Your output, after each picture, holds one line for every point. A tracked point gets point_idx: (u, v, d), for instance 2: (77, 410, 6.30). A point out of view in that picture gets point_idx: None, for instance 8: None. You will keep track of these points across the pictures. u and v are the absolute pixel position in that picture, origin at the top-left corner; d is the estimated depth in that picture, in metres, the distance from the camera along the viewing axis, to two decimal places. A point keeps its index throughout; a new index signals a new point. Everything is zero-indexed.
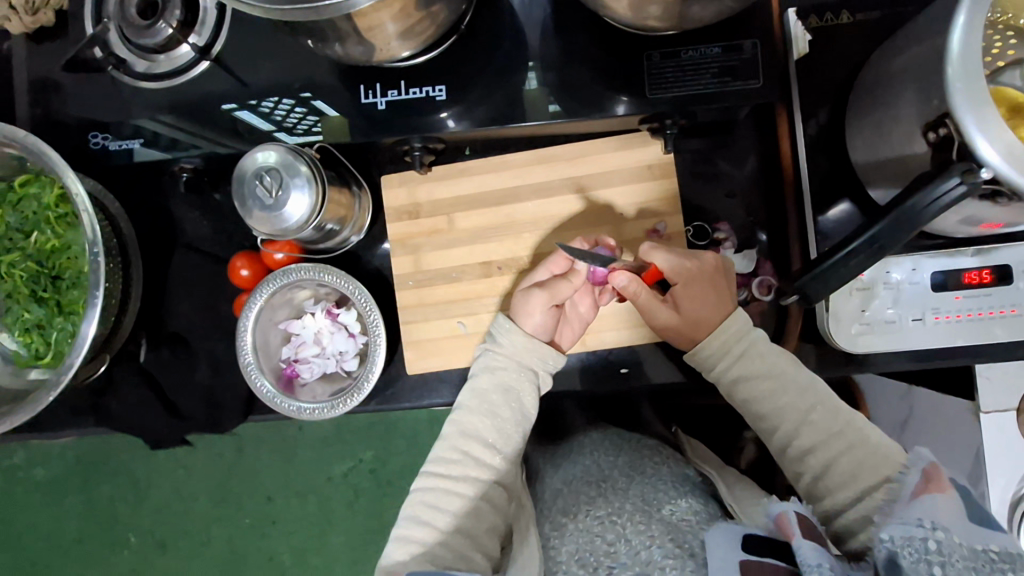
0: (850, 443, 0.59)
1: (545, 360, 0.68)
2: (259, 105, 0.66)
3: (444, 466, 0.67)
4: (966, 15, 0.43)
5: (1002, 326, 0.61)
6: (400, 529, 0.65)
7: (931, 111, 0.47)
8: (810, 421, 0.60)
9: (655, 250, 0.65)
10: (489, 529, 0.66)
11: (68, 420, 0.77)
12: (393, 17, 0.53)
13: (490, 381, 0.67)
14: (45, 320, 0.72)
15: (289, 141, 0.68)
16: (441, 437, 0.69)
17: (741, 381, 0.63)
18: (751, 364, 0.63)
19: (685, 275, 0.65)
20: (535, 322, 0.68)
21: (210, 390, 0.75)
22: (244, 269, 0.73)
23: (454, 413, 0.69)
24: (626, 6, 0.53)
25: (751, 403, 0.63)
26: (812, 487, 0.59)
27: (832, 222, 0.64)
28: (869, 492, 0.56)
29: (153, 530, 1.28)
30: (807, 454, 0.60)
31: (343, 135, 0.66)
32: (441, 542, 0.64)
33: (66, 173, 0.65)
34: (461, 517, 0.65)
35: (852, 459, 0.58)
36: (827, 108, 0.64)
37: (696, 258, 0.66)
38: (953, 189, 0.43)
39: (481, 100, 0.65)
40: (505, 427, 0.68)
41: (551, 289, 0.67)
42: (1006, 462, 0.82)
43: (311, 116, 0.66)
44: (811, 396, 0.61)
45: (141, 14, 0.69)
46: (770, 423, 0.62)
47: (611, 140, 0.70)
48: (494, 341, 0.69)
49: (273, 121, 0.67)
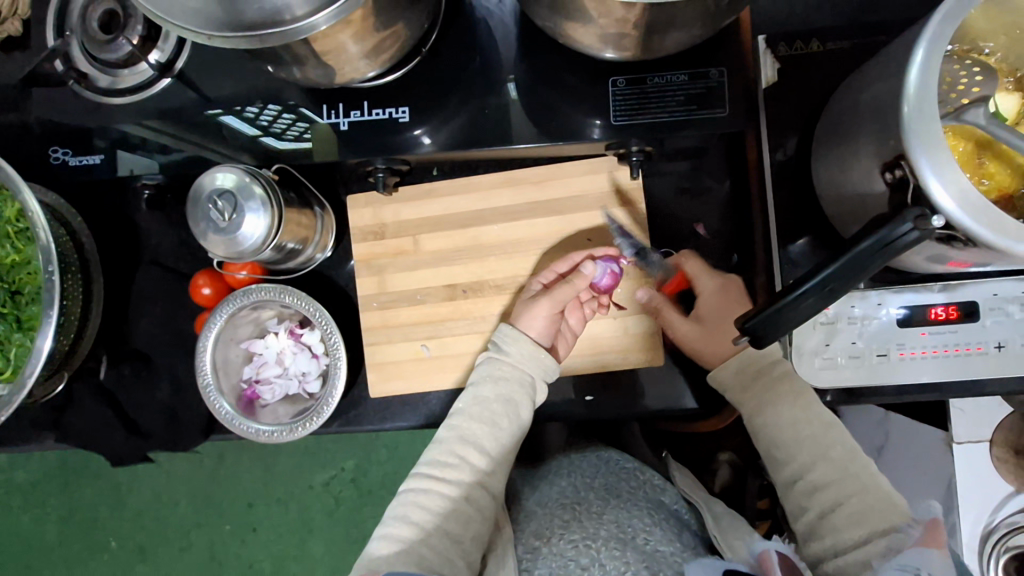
0: (861, 486, 0.58)
1: (547, 370, 0.67)
2: (243, 111, 0.65)
3: (439, 469, 0.65)
4: (923, 54, 0.43)
5: (968, 363, 0.60)
6: (387, 527, 0.64)
7: (888, 151, 0.47)
8: (828, 458, 0.60)
9: (690, 255, 0.70)
10: (476, 537, 0.63)
11: (29, 435, 0.76)
12: (354, 38, 0.51)
13: (492, 391, 0.65)
14: (3, 336, 0.71)
15: (277, 146, 0.66)
16: (437, 441, 0.67)
17: (766, 406, 0.62)
18: (777, 389, 0.62)
19: (712, 287, 0.69)
20: (538, 328, 0.67)
21: (172, 409, 0.74)
22: (206, 287, 0.72)
23: (453, 418, 0.67)
24: (591, 36, 0.51)
25: (770, 430, 0.62)
26: (816, 523, 0.59)
27: (800, 252, 0.62)
28: (873, 538, 0.55)
29: (130, 537, 1.27)
30: (818, 489, 0.59)
31: (331, 146, 0.64)
32: (426, 543, 0.62)
33: (20, 190, 0.64)
34: (448, 520, 0.63)
35: (860, 502, 0.57)
36: (796, 137, 0.63)
37: (725, 275, 0.70)
38: (906, 233, 0.42)
39: (447, 121, 0.64)
40: (501, 434, 0.66)
41: (553, 296, 0.66)
42: (979, 495, 0.81)
43: (301, 122, 0.64)
44: (833, 432, 0.61)
45: (104, 28, 0.69)
46: (786, 453, 0.61)
47: (580, 163, 0.69)
48: (499, 349, 0.68)
49: (259, 126, 0.65)
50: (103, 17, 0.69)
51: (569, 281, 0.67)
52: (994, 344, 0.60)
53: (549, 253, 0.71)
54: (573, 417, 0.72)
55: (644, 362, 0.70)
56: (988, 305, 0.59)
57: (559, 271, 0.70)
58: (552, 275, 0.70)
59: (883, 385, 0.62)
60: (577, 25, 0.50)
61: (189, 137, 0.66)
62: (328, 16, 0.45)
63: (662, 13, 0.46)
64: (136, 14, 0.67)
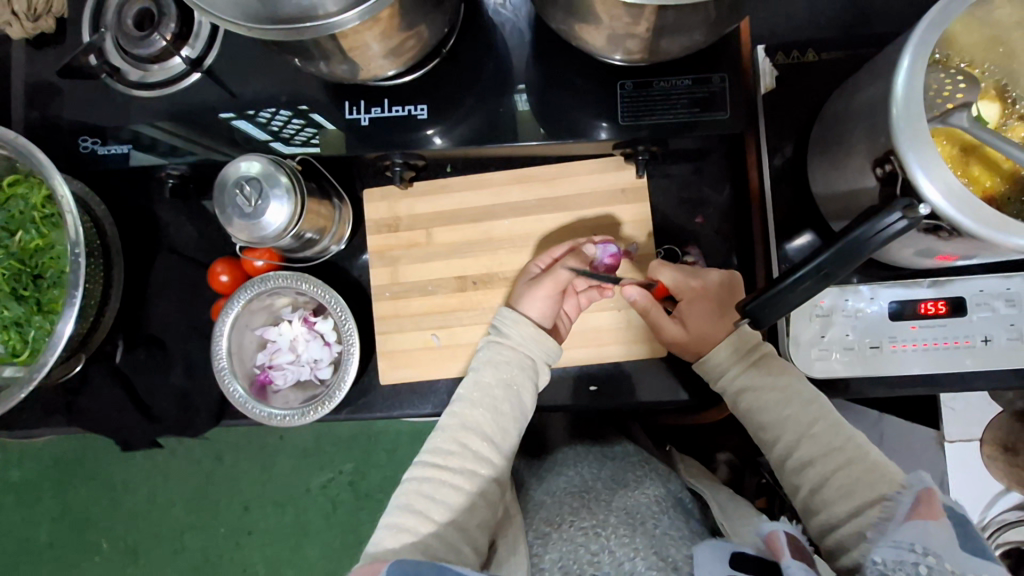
0: (848, 458, 0.58)
1: (548, 354, 0.69)
2: (256, 116, 0.69)
3: (441, 458, 0.66)
4: (908, 60, 0.47)
5: (959, 355, 0.63)
6: (391, 517, 0.64)
7: (879, 147, 0.50)
8: (812, 434, 0.60)
9: (662, 267, 0.69)
10: (481, 524, 0.65)
11: (40, 419, 0.77)
12: (378, 38, 0.54)
13: (494, 376, 0.67)
14: (22, 318, 0.73)
15: (285, 151, 0.70)
16: (440, 429, 0.68)
17: (747, 391, 0.64)
18: (757, 373, 0.64)
19: (690, 292, 0.69)
20: (539, 308, 0.69)
21: (184, 394, 0.76)
22: (224, 274, 0.75)
23: (454, 406, 0.68)
24: (602, 39, 0.55)
25: (754, 413, 0.63)
26: (809, 500, 0.59)
27: (796, 250, 0.66)
28: (865, 509, 0.56)
29: (124, 536, 1.26)
30: (806, 467, 0.59)
31: (337, 149, 0.68)
32: (436, 533, 0.62)
33: (53, 176, 0.67)
34: (458, 510, 0.64)
35: (848, 475, 0.57)
36: (793, 141, 0.67)
37: (702, 275, 0.69)
38: (894, 222, 0.45)
39: (463, 120, 0.67)
40: (503, 422, 0.67)
41: (555, 275, 0.68)
42: (966, 491, 0.84)
43: (309, 127, 0.68)
44: (815, 408, 0.61)
45: (138, 24, 0.72)
46: (772, 434, 0.62)
47: (588, 163, 0.73)
48: (499, 332, 0.70)
49: (270, 131, 0.70)
50: (137, 14, 0.71)
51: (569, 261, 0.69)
52: (981, 339, 0.63)
53: (544, 243, 0.74)
54: (579, 407, 0.74)
55: (647, 353, 0.72)
56: (975, 301, 0.63)
57: (555, 257, 0.71)
58: (548, 259, 0.72)
59: (876, 376, 0.65)
60: (589, 27, 0.53)
61: (198, 141, 0.71)
62: (358, 14, 0.49)
63: (669, 19, 0.50)
64: (168, 12, 0.70)
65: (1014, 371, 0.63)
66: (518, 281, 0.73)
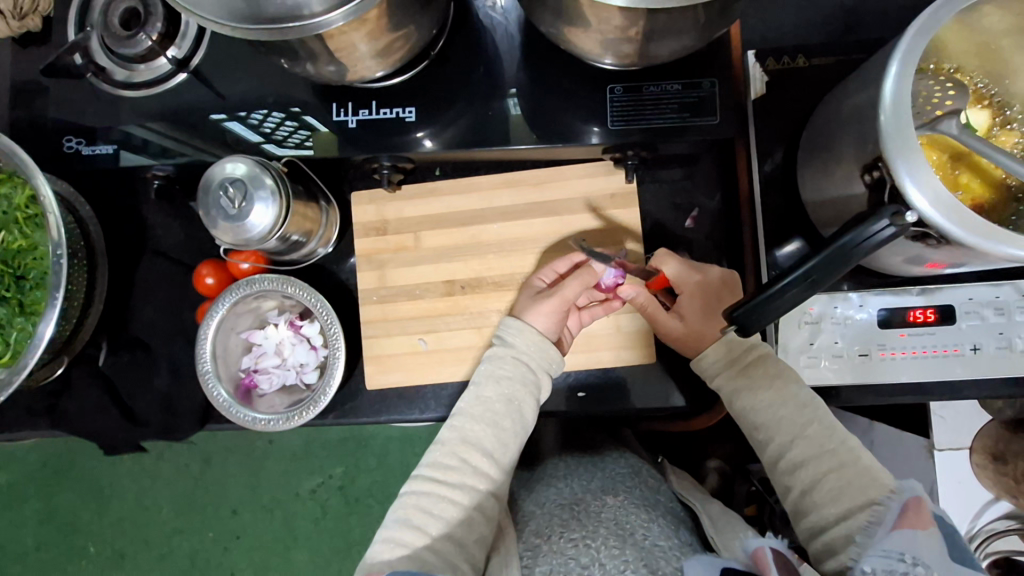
0: (840, 461, 0.57)
1: (550, 366, 0.68)
2: (248, 117, 0.68)
3: (442, 472, 0.65)
4: (897, 66, 0.47)
5: (949, 363, 0.63)
6: (390, 530, 0.63)
7: (867, 154, 0.50)
8: (805, 435, 0.59)
9: (668, 257, 0.68)
10: (480, 540, 0.63)
11: (21, 422, 0.76)
12: (365, 38, 0.53)
13: (495, 391, 0.66)
14: (4, 320, 0.72)
15: (277, 153, 0.69)
16: (440, 442, 0.67)
17: (741, 392, 0.63)
18: (750, 373, 0.63)
19: (692, 285, 0.69)
20: (546, 322, 0.68)
21: (169, 396, 0.75)
22: (210, 277, 0.74)
23: (454, 419, 0.67)
24: (592, 41, 0.54)
25: (749, 413, 0.63)
26: (800, 502, 0.58)
27: (785, 257, 0.66)
28: (853, 512, 0.55)
29: (111, 541, 1.25)
30: (798, 468, 0.59)
31: (330, 151, 0.67)
32: (432, 548, 0.61)
33: (35, 175, 0.66)
34: (455, 524, 0.63)
35: (840, 478, 0.57)
36: (783, 147, 0.67)
37: (704, 270, 0.69)
38: (882, 229, 0.45)
39: (453, 122, 0.67)
40: (505, 436, 0.67)
41: (562, 292, 0.68)
42: (954, 498, 0.84)
43: (302, 130, 0.67)
44: (810, 410, 0.61)
45: (123, 24, 0.71)
46: (766, 435, 0.62)
47: (578, 166, 0.72)
48: (503, 342, 0.69)
49: (262, 132, 0.69)
50: (123, 13, 0.71)
51: (579, 276, 0.69)
52: (970, 347, 0.62)
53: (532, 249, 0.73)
54: (568, 412, 0.73)
55: (637, 359, 0.72)
56: (964, 309, 0.62)
57: (558, 272, 0.71)
58: (551, 274, 0.72)
59: (866, 383, 0.64)
60: (579, 30, 0.53)
61: (182, 141, 0.70)
62: (344, 14, 0.48)
63: (658, 24, 0.49)
64: (156, 12, 0.70)
65: (1002, 379, 0.63)
66: (517, 292, 0.73)
